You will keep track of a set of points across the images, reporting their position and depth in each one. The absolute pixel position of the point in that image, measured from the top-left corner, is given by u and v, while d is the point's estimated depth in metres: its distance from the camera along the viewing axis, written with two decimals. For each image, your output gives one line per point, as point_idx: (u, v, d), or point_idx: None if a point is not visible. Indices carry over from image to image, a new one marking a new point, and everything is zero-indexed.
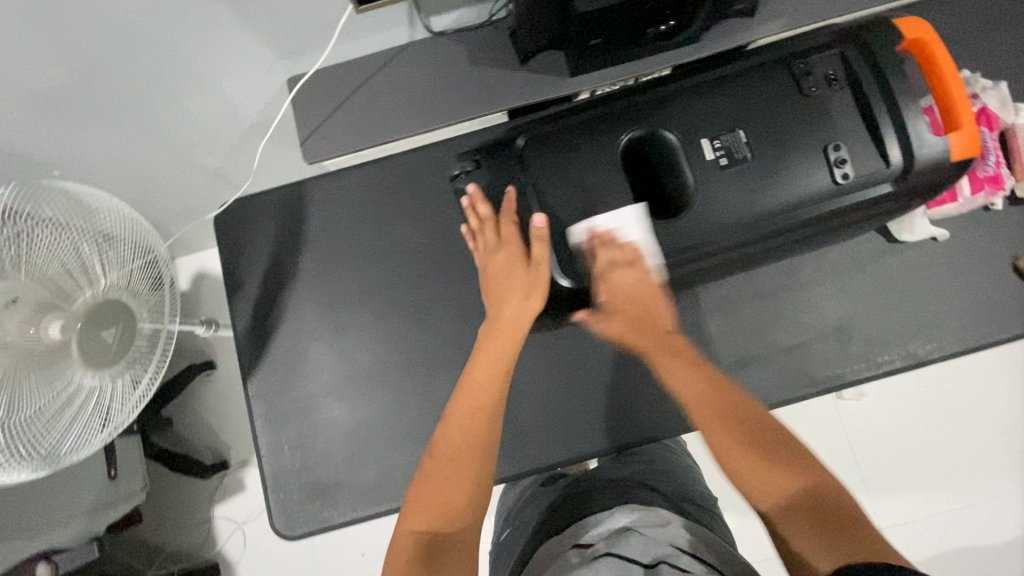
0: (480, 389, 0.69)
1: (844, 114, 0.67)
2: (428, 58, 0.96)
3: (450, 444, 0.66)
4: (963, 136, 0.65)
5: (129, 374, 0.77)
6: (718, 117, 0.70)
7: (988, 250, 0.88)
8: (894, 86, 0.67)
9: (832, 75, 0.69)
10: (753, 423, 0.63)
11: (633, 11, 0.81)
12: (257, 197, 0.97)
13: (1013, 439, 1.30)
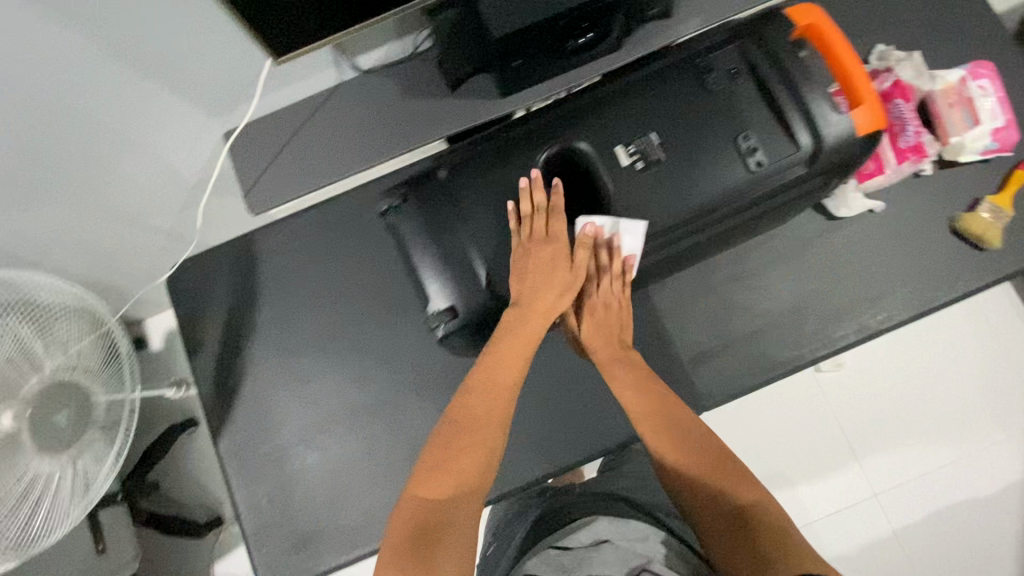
0: (501, 368, 0.68)
1: (750, 106, 0.65)
2: (358, 96, 0.97)
3: (467, 417, 0.64)
4: (867, 111, 0.64)
5: (92, 450, 0.77)
6: (627, 123, 0.66)
7: (924, 215, 0.90)
8: (794, 71, 0.65)
9: (732, 69, 0.66)
10: (695, 440, 0.65)
11: (548, 29, 0.82)
12: (205, 255, 0.97)
13: (984, 389, 1.34)
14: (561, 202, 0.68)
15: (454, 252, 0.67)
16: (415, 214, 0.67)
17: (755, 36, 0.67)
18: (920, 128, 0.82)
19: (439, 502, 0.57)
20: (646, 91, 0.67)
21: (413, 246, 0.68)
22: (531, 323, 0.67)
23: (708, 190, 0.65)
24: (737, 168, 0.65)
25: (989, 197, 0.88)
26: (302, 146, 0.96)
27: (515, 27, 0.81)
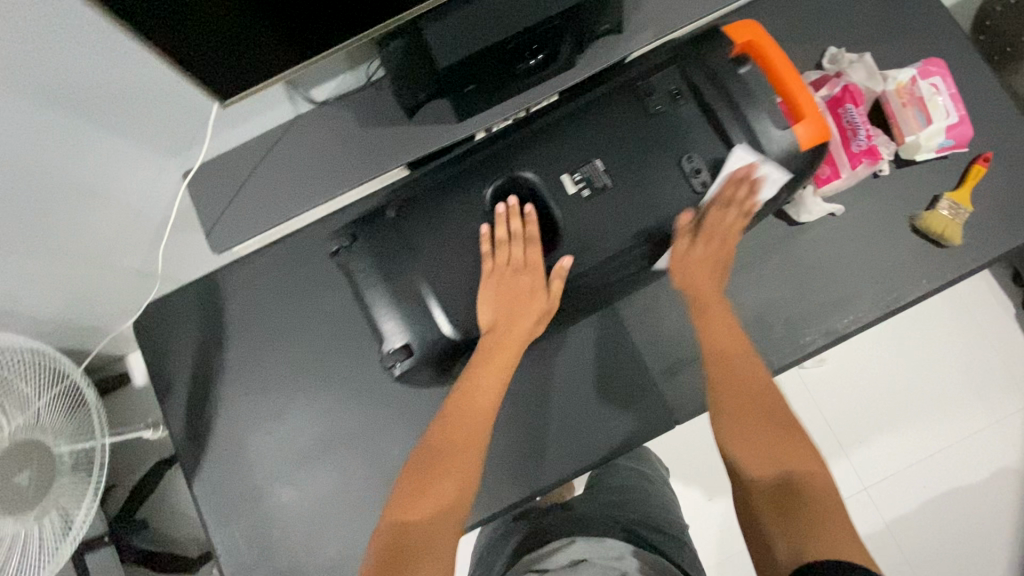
0: (478, 393, 0.67)
1: (693, 126, 0.67)
2: (315, 127, 0.96)
3: (448, 435, 0.65)
4: (810, 126, 0.65)
5: (60, 505, 0.77)
6: (574, 149, 0.68)
7: (885, 215, 0.90)
8: (734, 90, 0.66)
9: (675, 89, 0.68)
10: (764, 406, 0.61)
11: (497, 53, 0.82)
12: (171, 296, 0.97)
13: (965, 376, 1.34)
14: (536, 230, 0.68)
15: (406, 291, 0.67)
16: (368, 255, 0.69)
17: (696, 57, 0.69)
18: (872, 131, 0.82)
19: (422, 517, 0.57)
20: (592, 117, 0.68)
21: (365, 287, 0.68)
22: (508, 348, 0.67)
23: (656, 211, 0.67)
24: (682, 189, 0.67)
25: (947, 193, 0.88)
26: (263, 181, 0.96)
27: (463, 54, 0.79)
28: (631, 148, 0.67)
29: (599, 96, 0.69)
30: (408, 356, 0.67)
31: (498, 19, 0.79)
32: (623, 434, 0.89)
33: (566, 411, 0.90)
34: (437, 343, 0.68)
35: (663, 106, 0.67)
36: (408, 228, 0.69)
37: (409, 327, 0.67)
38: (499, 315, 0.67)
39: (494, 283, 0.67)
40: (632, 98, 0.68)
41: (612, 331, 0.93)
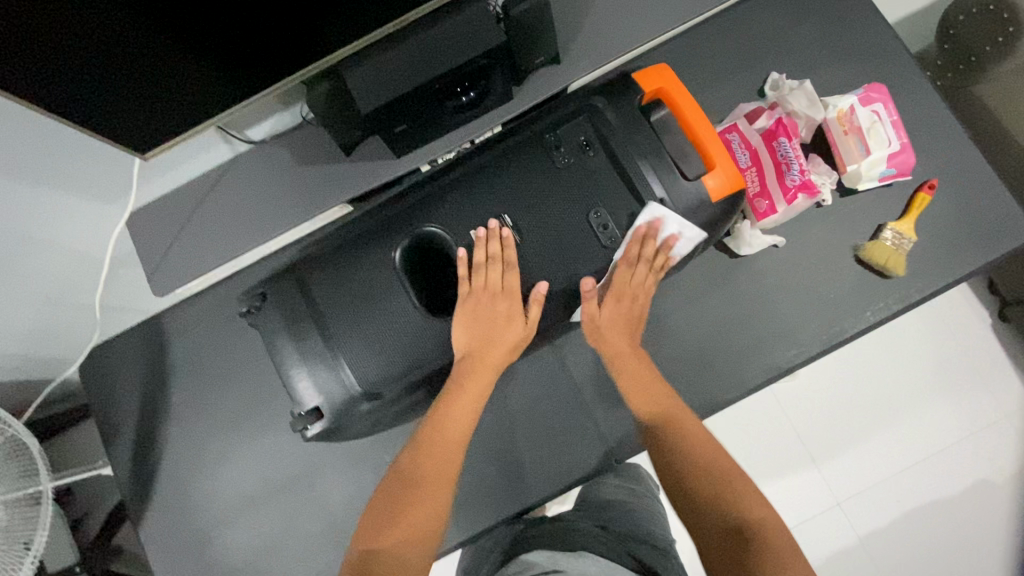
0: (452, 421, 0.69)
1: (601, 180, 0.69)
2: (254, 167, 0.96)
3: (412, 469, 0.68)
4: (721, 176, 0.68)
5: (16, 541, 0.84)
6: (487, 206, 0.71)
7: (829, 246, 0.89)
8: (642, 142, 0.68)
9: (584, 141, 0.70)
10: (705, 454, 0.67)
11: (421, 95, 0.81)
12: (117, 341, 0.97)
13: (956, 389, 1.19)
14: (515, 254, 0.69)
15: (313, 354, 0.69)
16: (279, 318, 0.71)
17: (607, 107, 0.70)
18: (806, 165, 0.80)
19: (391, 543, 0.62)
20: (502, 174, 0.71)
21: (276, 349, 0.71)
22: (480, 377, 0.69)
23: (568, 267, 0.69)
24: (594, 244, 0.69)
25: (890, 222, 0.87)
26: (203, 223, 0.96)
27: (385, 100, 0.79)
28: (541, 203, 0.69)
29: (512, 149, 0.72)
30: (318, 419, 0.69)
31: (418, 63, 0.78)
32: (566, 471, 0.90)
33: (509, 450, 0.90)
34: (345, 407, 0.69)
35: (571, 160, 0.69)
36: (321, 288, 0.70)
37: (318, 389, 0.69)
38: (472, 340, 0.69)
39: (469, 308, 0.70)
40: (542, 152, 0.71)
41: (555, 366, 0.92)
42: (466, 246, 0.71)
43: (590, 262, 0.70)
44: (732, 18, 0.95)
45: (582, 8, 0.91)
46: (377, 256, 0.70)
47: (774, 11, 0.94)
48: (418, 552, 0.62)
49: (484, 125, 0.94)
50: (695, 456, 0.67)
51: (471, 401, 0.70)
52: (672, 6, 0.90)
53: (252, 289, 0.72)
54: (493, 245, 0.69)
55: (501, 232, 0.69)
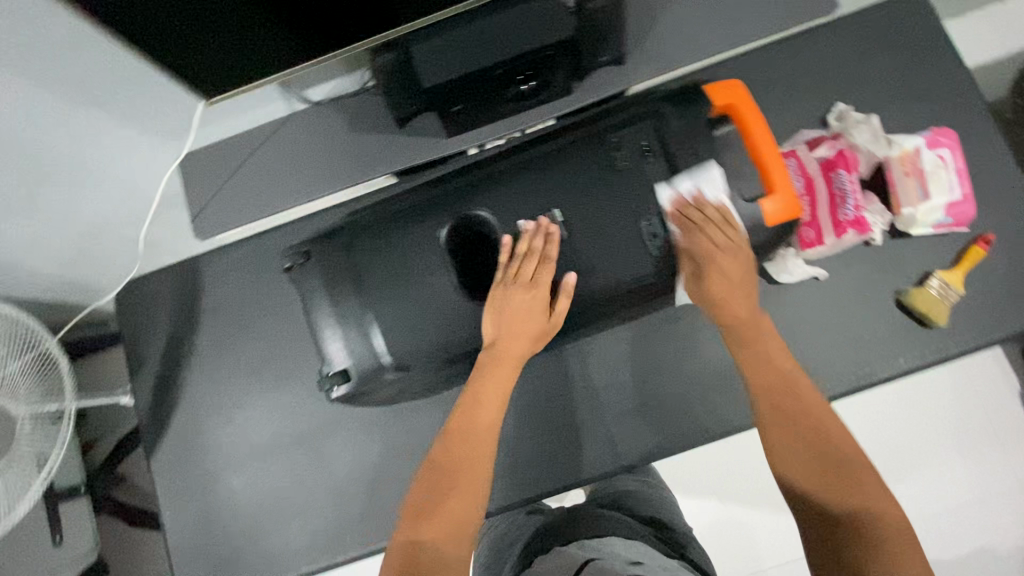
0: (483, 412, 0.69)
1: (656, 188, 0.69)
2: (309, 127, 0.97)
3: (449, 461, 0.67)
4: (778, 201, 0.67)
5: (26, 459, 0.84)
6: (537, 197, 0.71)
7: (869, 287, 0.87)
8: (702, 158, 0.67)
9: (645, 147, 0.69)
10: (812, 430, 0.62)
11: (484, 77, 0.81)
12: (154, 276, 1.00)
13: (986, 446, 1.15)
14: (554, 251, 0.69)
15: (347, 316, 0.70)
16: (319, 276, 0.72)
17: (675, 115, 0.70)
18: (861, 202, 0.79)
19: (434, 536, 0.60)
20: (558, 168, 0.71)
21: (312, 305, 0.72)
22: (506, 368, 0.69)
23: (611, 269, 0.69)
24: (641, 251, 0.68)
25: (938, 271, 0.85)
26: (251, 174, 0.98)
27: (449, 77, 0.79)
28: (593, 201, 0.69)
29: (571, 144, 0.72)
30: (344, 380, 0.70)
31: (486, 44, 0.78)
32: (570, 470, 0.89)
33: (516, 441, 0.91)
34: (370, 373, 0.70)
35: (631, 163, 0.69)
36: (364, 253, 0.72)
37: (348, 352, 0.70)
38: (500, 333, 0.68)
39: (500, 299, 0.68)
40: (602, 152, 0.70)
41: (575, 366, 0.92)
42: (510, 236, 0.70)
43: (635, 269, 0.69)
44: (803, 43, 0.94)
45: (655, 13, 0.90)
46: (422, 230, 0.71)
47: (847, 42, 0.93)
48: (457, 547, 0.60)
49: (540, 115, 0.93)
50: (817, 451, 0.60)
51: (500, 396, 0.70)
52: (746, 23, 0.89)
53: (296, 245, 0.73)
54: (536, 239, 0.68)
55: (546, 228, 0.68)
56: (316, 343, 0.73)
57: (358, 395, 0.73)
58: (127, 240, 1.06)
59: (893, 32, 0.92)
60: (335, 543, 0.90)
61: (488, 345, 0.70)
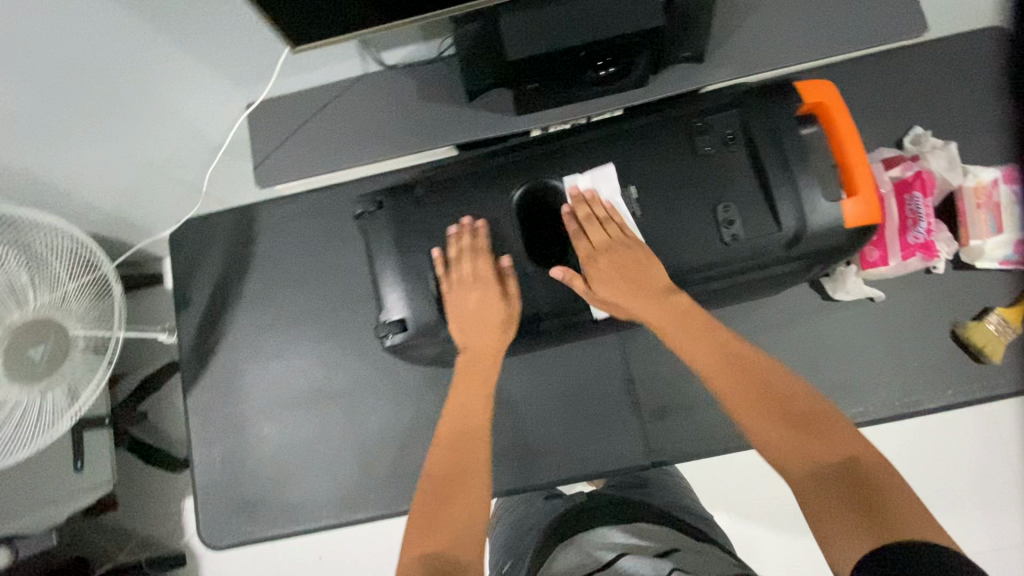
0: (467, 410, 0.69)
1: (738, 176, 0.70)
2: (379, 90, 0.98)
3: (444, 468, 0.64)
4: (862, 204, 0.66)
5: (65, 386, 0.79)
6: (616, 173, 0.74)
7: (926, 316, 0.86)
8: (789, 150, 0.69)
9: (729, 135, 0.71)
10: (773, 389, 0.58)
11: (567, 57, 0.81)
12: (209, 218, 1.01)
13: None
14: (484, 243, 0.74)
15: (413, 269, 0.77)
16: (389, 226, 0.78)
17: (762, 107, 0.71)
18: (933, 227, 0.79)
19: (444, 541, 0.56)
20: (639, 146, 0.74)
21: (379, 255, 0.77)
22: (486, 365, 0.72)
23: (677, 250, 0.71)
24: (713, 236, 0.70)
25: (999, 308, 0.83)
26: (318, 129, 0.98)
27: (534, 53, 0.79)
28: (669, 183, 0.72)
29: (653, 125, 0.74)
30: (401, 329, 0.76)
31: (575, 24, 0.78)
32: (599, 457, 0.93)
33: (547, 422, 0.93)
34: (426, 324, 0.76)
35: (712, 148, 0.71)
36: (437, 211, 0.77)
37: (407, 303, 0.77)
38: (467, 331, 0.73)
39: (454, 304, 0.74)
40: (685, 136, 0.73)
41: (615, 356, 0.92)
42: (440, 247, 0.76)
43: (703, 254, 0.70)
44: (880, 63, 0.93)
45: (741, 13, 0.90)
46: (496, 192, 0.77)
47: (929, 67, 0.92)
48: (474, 541, 0.57)
49: (612, 104, 0.94)
50: (792, 418, 0.55)
51: (485, 390, 0.71)
52: (833, 34, 0.88)
53: (371, 194, 0.78)
54: (462, 240, 0.74)
55: (466, 228, 0.74)
56: (375, 292, 0.79)
57: (410, 347, 0.78)
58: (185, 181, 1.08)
59: (978, 63, 0.91)
60: (358, 500, 0.91)
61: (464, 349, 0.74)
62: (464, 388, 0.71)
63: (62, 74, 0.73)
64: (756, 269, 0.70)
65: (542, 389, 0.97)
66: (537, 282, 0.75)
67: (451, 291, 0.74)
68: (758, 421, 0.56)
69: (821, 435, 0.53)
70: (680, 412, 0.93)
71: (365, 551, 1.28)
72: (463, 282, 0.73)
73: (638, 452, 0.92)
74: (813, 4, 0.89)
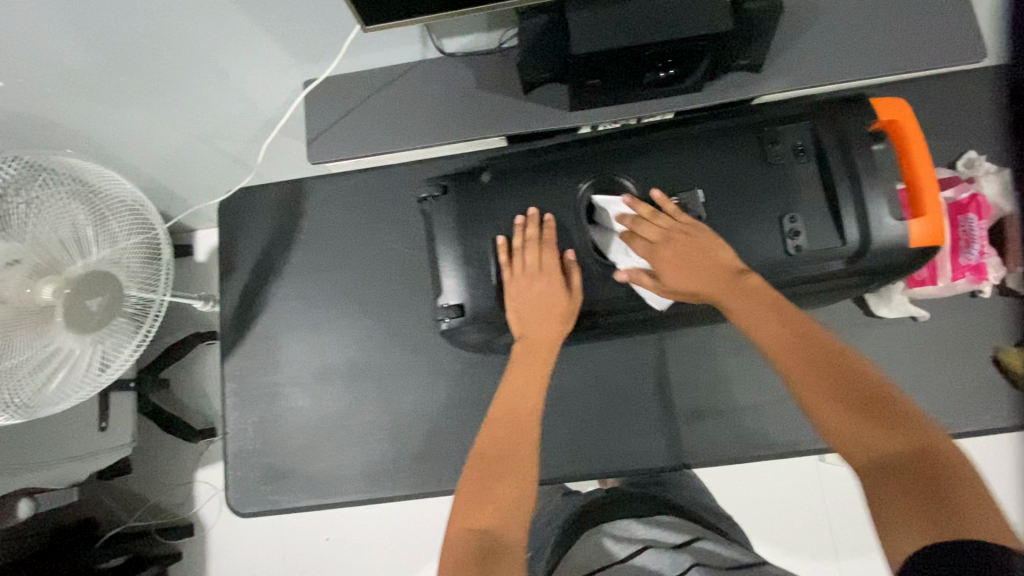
0: (522, 395, 0.72)
1: (805, 186, 0.74)
2: (436, 78, 0.98)
3: (495, 447, 0.67)
4: (926, 225, 0.70)
5: (113, 341, 0.81)
6: (683, 175, 0.77)
7: (961, 341, 0.89)
8: (860, 165, 0.72)
9: (799, 146, 0.75)
10: (850, 376, 0.59)
11: (631, 56, 0.82)
12: (257, 191, 1.03)
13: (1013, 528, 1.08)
14: (550, 234, 0.77)
15: (474, 256, 0.79)
16: (452, 212, 0.80)
17: (833, 120, 0.75)
18: (986, 249, 0.79)
19: (491, 522, 0.60)
20: (708, 150, 0.77)
21: (440, 240, 0.80)
22: (541, 355, 0.75)
23: (738, 255, 0.74)
24: (777, 245, 0.73)
25: None
26: (371, 112, 0.99)
27: (598, 49, 0.79)
28: (736, 188, 0.75)
29: (723, 131, 0.77)
30: (457, 314, 0.79)
31: (640, 24, 0.79)
32: (626, 455, 0.94)
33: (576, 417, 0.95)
34: (482, 311, 0.79)
35: (782, 158, 0.74)
36: (502, 200, 0.79)
37: (464, 288, 0.79)
38: (527, 320, 0.75)
39: (515, 292, 0.76)
40: (755, 143, 0.76)
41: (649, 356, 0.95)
42: (504, 234, 0.78)
43: (765, 260, 0.73)
44: (931, 90, 0.95)
45: (806, 24, 0.89)
46: (563, 185, 0.79)
47: (976, 100, 0.94)
48: (516, 528, 0.60)
49: (665, 108, 0.95)
50: (863, 405, 0.57)
51: (539, 381, 0.73)
52: (898, 50, 0.87)
53: (436, 178, 0.80)
54: (531, 229, 0.76)
55: (535, 217, 0.77)
56: (432, 276, 0.81)
57: (463, 331, 0.81)
58: (233, 151, 1.10)
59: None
60: (386, 478, 0.93)
61: (519, 336, 0.77)
62: (519, 376, 0.74)
63: (136, 34, 0.75)
64: (816, 280, 0.74)
65: (575, 385, 0.97)
66: (598, 276, 0.77)
67: (514, 279, 0.76)
68: (833, 408, 0.58)
69: (891, 425, 0.55)
70: (707, 417, 0.95)
71: (375, 534, 1.28)
72: (528, 272, 0.75)
73: (663, 453, 0.94)
74: (880, 19, 0.88)
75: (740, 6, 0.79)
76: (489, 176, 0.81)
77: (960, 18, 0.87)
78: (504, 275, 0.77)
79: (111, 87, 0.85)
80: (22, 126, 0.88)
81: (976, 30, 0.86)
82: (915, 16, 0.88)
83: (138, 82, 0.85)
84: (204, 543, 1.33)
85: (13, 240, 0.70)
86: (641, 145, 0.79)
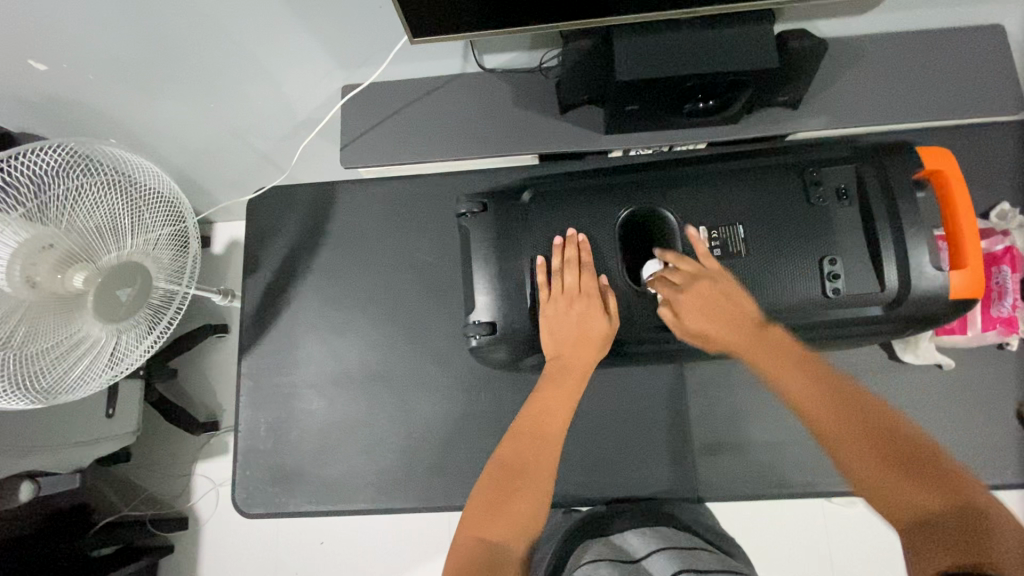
0: (550, 414, 0.72)
1: (847, 230, 0.75)
2: (474, 93, 0.96)
3: (516, 460, 0.67)
4: (966, 276, 0.72)
5: (136, 329, 0.81)
6: (725, 211, 0.78)
7: (975, 391, 0.91)
8: (903, 212, 0.74)
9: (842, 189, 0.76)
10: (881, 427, 0.63)
11: (674, 86, 0.82)
12: (289, 192, 1.05)
13: None
14: (589, 258, 0.78)
15: (509, 278, 0.81)
16: (489, 229, 0.82)
17: (879, 166, 0.77)
18: (1019, 301, 0.81)
19: (501, 536, 0.60)
20: (751, 188, 0.78)
21: (477, 257, 0.82)
22: (572, 378, 0.75)
23: (772, 291, 0.75)
24: (816, 285, 0.74)
25: None
26: (406, 121, 0.96)
27: (643, 77, 0.79)
28: (778, 226, 0.76)
29: (768, 169, 0.79)
30: (488, 332, 0.80)
31: (685, 55, 0.79)
32: (636, 483, 0.94)
33: (589, 440, 0.96)
34: (513, 331, 0.80)
35: (825, 200, 0.76)
36: (542, 220, 0.81)
37: (495, 306, 0.80)
38: (560, 344, 0.76)
39: (549, 312, 0.76)
40: (798, 183, 0.77)
41: (668, 384, 0.97)
42: (543, 255, 0.80)
43: (803, 299, 0.75)
44: (962, 142, 0.97)
45: (850, 63, 0.89)
46: (604, 210, 0.81)
47: (1006, 156, 0.96)
48: (520, 545, 0.60)
49: (697, 139, 0.96)
50: (892, 459, 0.59)
51: (566, 405, 0.74)
52: (938, 97, 0.88)
53: (477, 196, 0.83)
54: (571, 251, 0.78)
55: (575, 241, 0.79)
56: (465, 293, 0.83)
57: (490, 349, 0.82)
58: (265, 149, 1.11)
59: None
60: (395, 487, 0.93)
61: (552, 356, 0.76)
62: (549, 395, 0.74)
63: (184, 33, 0.77)
64: (852, 324, 0.75)
65: (589, 410, 0.96)
66: (635, 306, 0.78)
67: (551, 299, 0.77)
68: (857, 451, 0.61)
69: (920, 475, 0.57)
70: (720, 450, 0.95)
71: (371, 544, 1.26)
72: (564, 291, 0.76)
73: (671, 483, 0.93)
74: (923, 66, 0.88)
75: (785, 43, 0.79)
76: (530, 196, 0.82)
77: (1000, 71, 0.87)
78: (540, 293, 0.78)
79: (154, 77, 0.85)
80: (63, 108, 0.91)
81: (1014, 84, 0.87)
82: (959, 64, 0.87)
83: (181, 80, 0.87)
84: (198, 539, 1.31)
85: (48, 226, 0.69)
86: (687, 177, 0.80)
